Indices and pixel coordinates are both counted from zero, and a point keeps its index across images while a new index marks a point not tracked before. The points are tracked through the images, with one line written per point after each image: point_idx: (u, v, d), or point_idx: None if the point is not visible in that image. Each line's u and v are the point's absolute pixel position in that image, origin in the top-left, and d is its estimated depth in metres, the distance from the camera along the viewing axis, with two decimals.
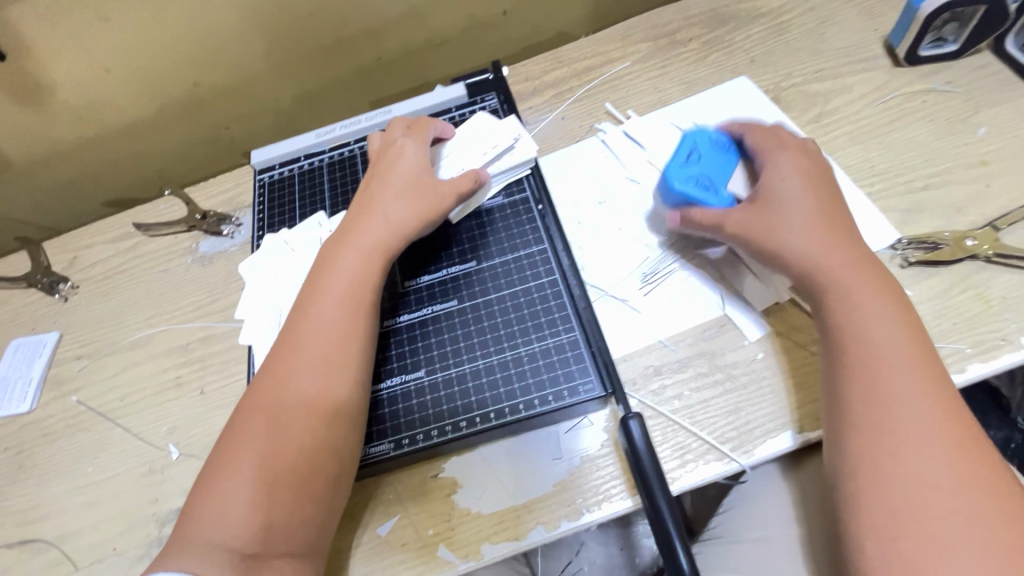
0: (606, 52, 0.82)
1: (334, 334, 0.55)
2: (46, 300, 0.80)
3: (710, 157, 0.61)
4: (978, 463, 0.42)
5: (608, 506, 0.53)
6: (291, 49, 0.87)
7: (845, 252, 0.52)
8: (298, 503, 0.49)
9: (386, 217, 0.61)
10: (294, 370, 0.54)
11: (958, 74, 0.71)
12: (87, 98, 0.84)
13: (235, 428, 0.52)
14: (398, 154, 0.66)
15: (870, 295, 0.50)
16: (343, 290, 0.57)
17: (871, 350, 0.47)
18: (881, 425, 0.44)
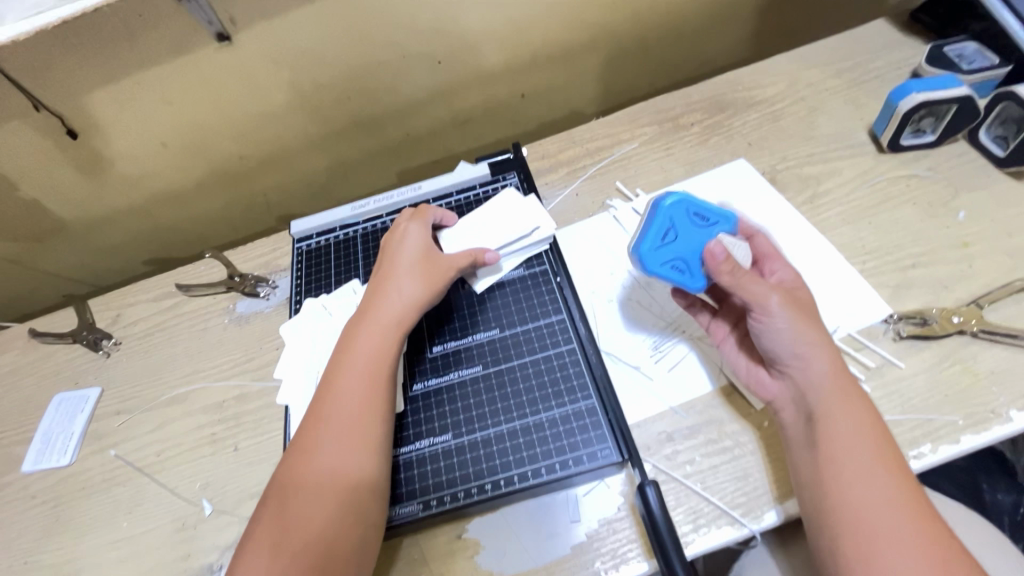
0: (616, 134, 0.90)
1: (355, 408, 0.58)
2: (89, 355, 0.85)
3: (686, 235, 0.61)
4: (954, 562, 0.44)
5: (625, 570, 0.55)
6: (329, 126, 0.96)
7: (828, 353, 0.54)
8: (325, 574, 0.51)
9: (402, 296, 0.65)
10: (319, 444, 0.56)
11: (938, 161, 0.78)
12: (143, 169, 0.92)
13: (264, 502, 0.55)
14: (405, 237, 0.70)
15: (848, 398, 0.53)
16: (365, 365, 0.60)
17: (848, 454, 0.50)
18: (866, 532, 0.46)
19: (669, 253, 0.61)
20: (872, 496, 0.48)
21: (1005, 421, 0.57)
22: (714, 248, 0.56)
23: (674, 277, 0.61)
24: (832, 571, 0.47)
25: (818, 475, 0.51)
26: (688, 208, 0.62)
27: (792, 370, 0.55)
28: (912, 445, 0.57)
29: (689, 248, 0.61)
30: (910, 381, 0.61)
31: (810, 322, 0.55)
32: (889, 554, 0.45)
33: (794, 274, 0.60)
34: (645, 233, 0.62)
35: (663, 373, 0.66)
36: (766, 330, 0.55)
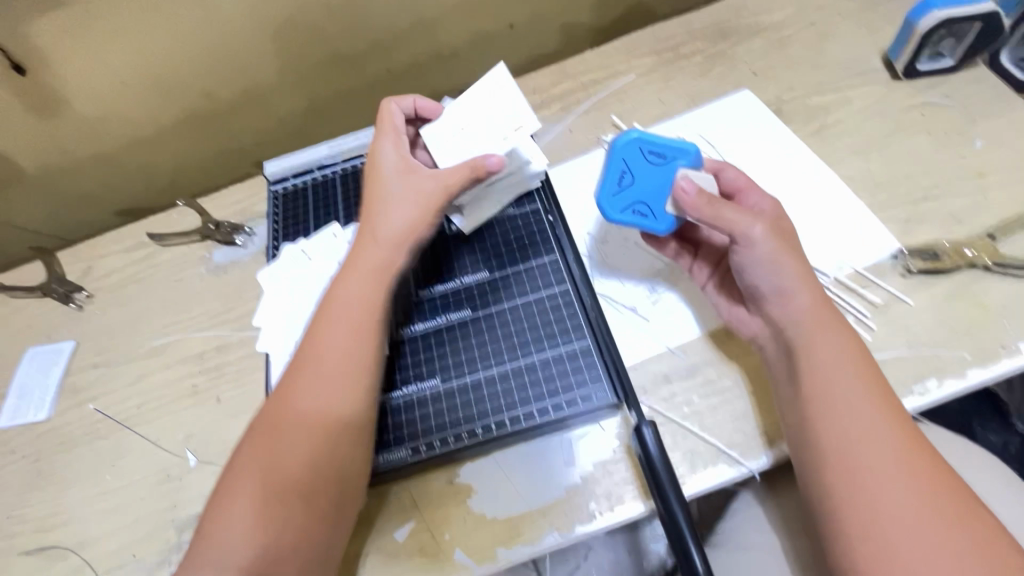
0: (612, 65, 0.84)
1: (335, 357, 0.55)
2: (61, 309, 0.81)
3: (642, 172, 0.56)
4: (944, 490, 0.43)
5: (620, 510, 0.54)
6: (302, 62, 0.88)
7: (810, 284, 0.52)
8: (309, 522, 0.50)
9: (390, 236, 0.59)
10: (303, 392, 0.54)
11: (956, 87, 0.73)
12: (103, 110, 0.85)
13: (240, 452, 0.53)
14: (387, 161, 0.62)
15: (829, 327, 0.50)
16: (351, 312, 0.57)
17: (832, 384, 0.48)
18: (848, 460, 0.45)
19: (629, 198, 0.57)
20: (855, 424, 0.46)
21: (1014, 354, 0.55)
22: (685, 185, 0.54)
23: (637, 222, 0.58)
24: (814, 500, 0.47)
25: (801, 406, 0.49)
26: (642, 145, 0.56)
27: (772, 307, 0.53)
28: (918, 381, 0.55)
29: (650, 189, 0.57)
30: (918, 317, 0.59)
31: (791, 252, 0.53)
32: (869, 480, 0.44)
33: (772, 202, 0.56)
34: (601, 180, 0.58)
35: (659, 313, 0.63)
36: (746, 263, 0.53)
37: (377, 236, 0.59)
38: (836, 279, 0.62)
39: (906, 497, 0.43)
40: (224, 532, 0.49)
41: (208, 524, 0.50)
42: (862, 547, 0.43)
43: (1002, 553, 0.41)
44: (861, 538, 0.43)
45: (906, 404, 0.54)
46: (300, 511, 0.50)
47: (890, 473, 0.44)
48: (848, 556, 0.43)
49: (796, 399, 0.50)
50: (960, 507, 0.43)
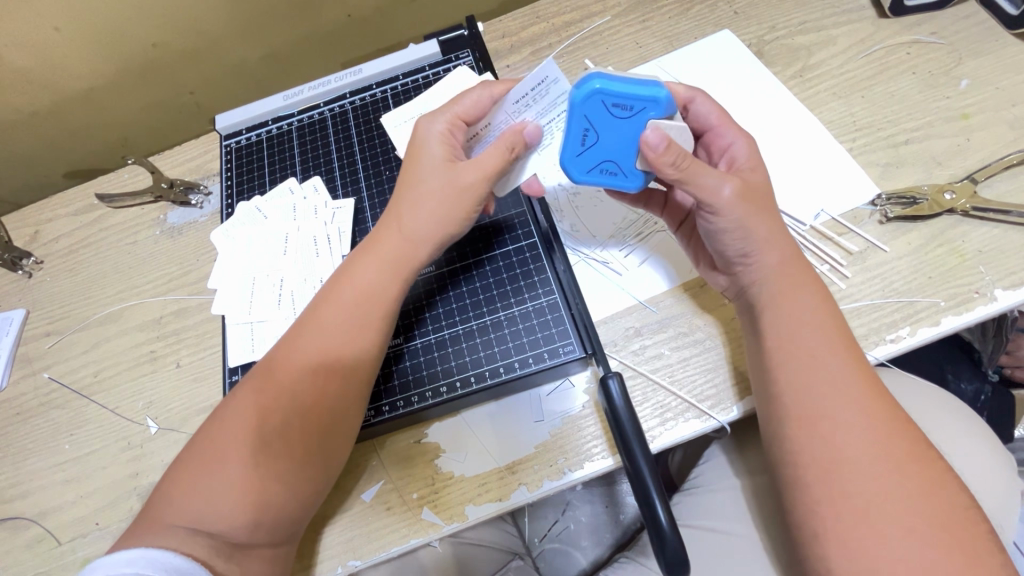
0: (585, 6, 0.79)
1: (343, 348, 0.51)
2: (9, 276, 0.77)
3: (608, 132, 0.48)
4: (902, 436, 0.43)
5: (589, 466, 0.53)
6: (253, 7, 0.81)
7: (779, 246, 0.49)
8: (287, 504, 0.48)
9: (415, 223, 0.52)
10: (299, 377, 0.49)
11: (944, 24, 0.69)
12: (37, 61, 0.77)
13: (218, 423, 0.49)
14: (430, 138, 0.53)
15: (778, 282, 0.48)
16: (367, 301, 0.52)
17: (799, 339, 0.46)
18: (810, 413, 0.44)
19: (597, 157, 0.50)
20: (814, 373, 0.45)
21: (989, 301, 0.54)
22: (652, 138, 0.46)
23: (608, 182, 0.51)
24: (776, 453, 0.46)
25: (765, 364, 0.48)
26: (605, 98, 0.46)
27: (741, 270, 0.51)
28: (890, 329, 0.54)
29: (616, 146, 0.49)
30: (894, 265, 0.57)
31: (758, 213, 0.49)
32: (825, 432, 0.43)
33: (747, 142, 0.53)
34: (563, 138, 0.49)
35: (631, 266, 0.61)
36: (714, 228, 0.50)
37: (403, 223, 0.53)
38: (812, 227, 0.60)
39: (858, 447, 0.42)
40: (191, 502, 0.46)
41: (173, 490, 0.47)
42: (820, 496, 0.42)
43: (951, 498, 0.41)
44: (818, 488, 0.42)
45: (876, 353, 0.54)
46: (277, 494, 0.47)
47: (844, 422, 0.43)
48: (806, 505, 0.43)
49: (761, 354, 0.49)
50: (915, 452, 0.43)
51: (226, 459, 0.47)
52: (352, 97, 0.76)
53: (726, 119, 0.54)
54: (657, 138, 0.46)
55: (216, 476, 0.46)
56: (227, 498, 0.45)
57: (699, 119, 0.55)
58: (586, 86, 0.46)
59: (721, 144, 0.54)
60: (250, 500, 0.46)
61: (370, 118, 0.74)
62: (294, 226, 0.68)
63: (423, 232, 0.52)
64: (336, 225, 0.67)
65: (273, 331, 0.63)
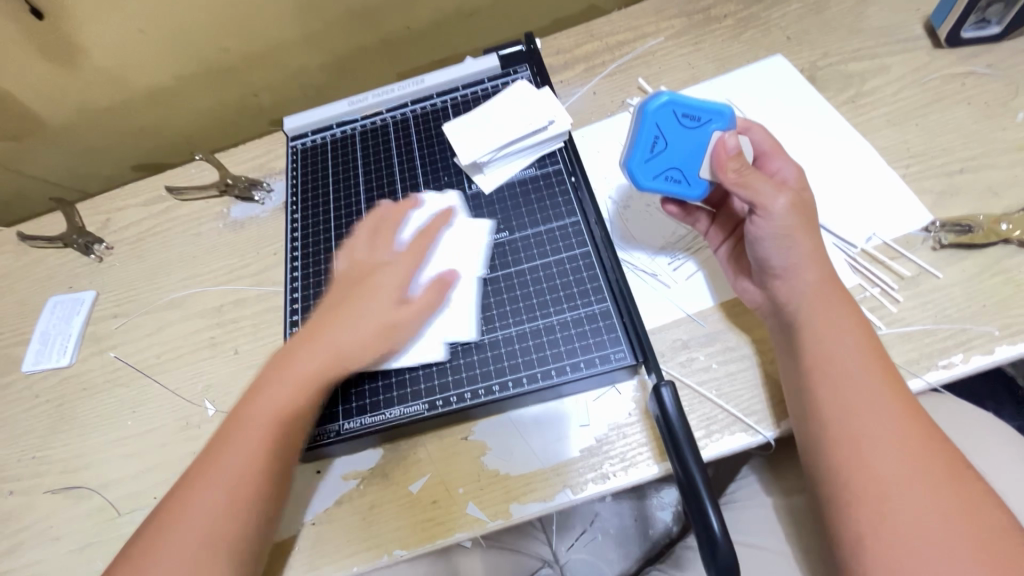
0: (640, 26, 0.81)
1: (249, 454, 0.51)
2: (82, 259, 0.81)
3: (676, 139, 0.55)
4: (939, 458, 0.44)
5: (634, 472, 0.54)
6: (321, 17, 0.86)
7: (818, 260, 0.51)
8: None
9: (335, 347, 0.54)
10: (214, 471, 0.51)
11: (1001, 57, 0.69)
12: (121, 60, 0.83)
13: (172, 504, 0.51)
14: (377, 288, 0.57)
15: (833, 304, 0.50)
16: (265, 418, 0.52)
17: (835, 355, 0.48)
18: (849, 427, 0.46)
19: (661, 164, 0.56)
20: (850, 392, 0.47)
21: None
22: (727, 142, 0.54)
23: (670, 188, 0.57)
24: (813, 469, 0.47)
25: (801, 379, 0.50)
26: (675, 108, 0.54)
27: (779, 285, 0.53)
28: (943, 355, 0.54)
29: (683, 153, 0.56)
30: (947, 291, 0.57)
31: (806, 230, 0.51)
32: (866, 448, 0.44)
33: (796, 168, 0.56)
34: (631, 146, 0.55)
35: (680, 279, 0.62)
36: (758, 235, 0.53)
37: (311, 343, 0.55)
38: (864, 250, 0.61)
39: (901, 465, 0.43)
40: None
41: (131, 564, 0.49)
42: (858, 509, 0.43)
43: (988, 517, 0.42)
44: (852, 497, 0.44)
45: (927, 377, 0.54)
46: None
47: (886, 441, 0.44)
48: (840, 517, 0.44)
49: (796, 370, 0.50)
50: (955, 475, 0.43)
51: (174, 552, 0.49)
52: (413, 105, 0.79)
53: (778, 148, 0.57)
54: (732, 144, 0.54)
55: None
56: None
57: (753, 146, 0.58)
58: (657, 100, 0.54)
59: (771, 169, 0.57)
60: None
61: (430, 126, 0.77)
62: None
63: (345, 366, 0.55)
64: (476, 242, 0.65)
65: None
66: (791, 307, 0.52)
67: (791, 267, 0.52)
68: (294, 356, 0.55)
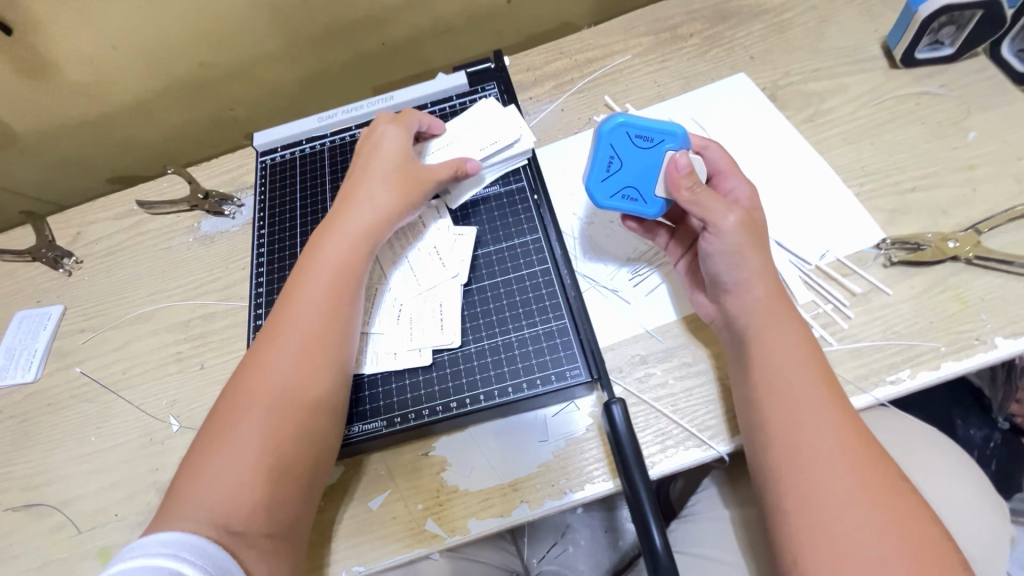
0: (607, 44, 0.83)
1: (312, 324, 0.55)
2: (50, 274, 0.81)
3: (631, 158, 0.58)
4: (879, 475, 0.45)
5: (590, 487, 0.55)
6: (294, 33, 0.87)
7: (766, 278, 0.53)
8: (277, 489, 0.49)
9: (375, 203, 0.61)
10: (274, 355, 0.53)
11: (954, 78, 0.71)
12: (92, 75, 0.83)
13: (235, 384, 0.52)
14: (384, 145, 0.64)
15: (782, 321, 0.51)
16: (327, 279, 0.57)
17: (781, 371, 0.49)
18: (791, 441, 0.47)
19: (617, 184, 0.59)
20: (795, 409, 0.48)
21: (989, 348, 0.55)
22: (680, 161, 0.56)
23: (627, 207, 0.60)
24: (762, 485, 0.48)
25: (750, 394, 0.51)
26: (628, 129, 0.57)
27: (730, 299, 0.54)
28: (890, 370, 0.55)
29: (638, 174, 0.58)
30: (896, 308, 0.58)
31: (755, 247, 0.53)
32: (807, 464, 0.45)
33: (749, 188, 0.58)
34: (590, 167, 0.59)
35: (640, 294, 0.63)
36: (710, 251, 0.54)
37: (360, 206, 0.61)
38: (817, 267, 0.62)
39: (840, 482, 0.44)
40: (204, 492, 0.47)
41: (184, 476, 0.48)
42: (798, 524, 0.44)
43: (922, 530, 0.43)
44: (796, 512, 0.45)
45: (875, 393, 0.55)
46: (277, 466, 0.49)
47: (828, 457, 0.45)
48: (786, 532, 0.45)
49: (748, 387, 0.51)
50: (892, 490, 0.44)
51: (249, 426, 0.50)
52: None
53: (734, 167, 0.59)
54: (683, 162, 0.56)
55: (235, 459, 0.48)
56: (238, 477, 0.47)
57: (710, 165, 0.60)
58: (612, 120, 0.57)
59: (726, 188, 0.59)
60: (254, 481, 0.48)
61: None
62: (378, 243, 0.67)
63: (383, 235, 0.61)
64: (461, 249, 0.66)
65: (388, 346, 0.61)
66: (745, 326, 0.52)
67: (742, 283, 0.53)
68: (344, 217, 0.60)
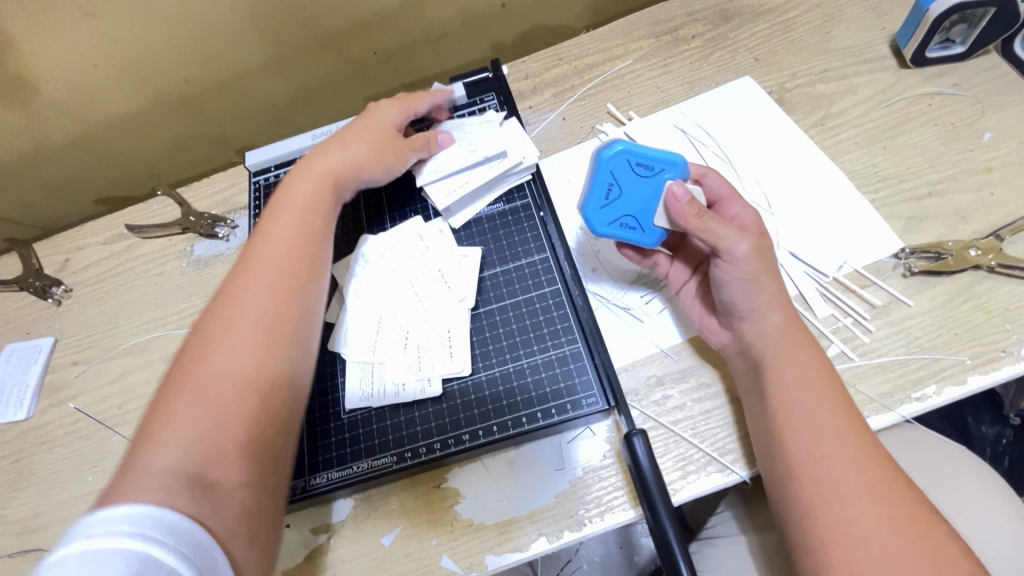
0: (607, 49, 0.80)
1: (285, 263, 0.53)
2: (39, 304, 0.78)
3: (631, 187, 0.56)
4: (904, 503, 0.43)
5: (611, 517, 0.53)
6: (283, 45, 0.84)
7: (782, 303, 0.52)
8: (261, 428, 0.45)
9: (345, 154, 0.62)
10: (246, 289, 0.50)
11: (966, 76, 0.69)
12: (75, 95, 0.80)
13: (202, 327, 0.48)
14: (378, 113, 0.67)
15: (800, 347, 0.50)
16: (299, 222, 0.56)
17: (800, 396, 0.48)
18: (810, 472, 0.45)
19: (616, 211, 0.57)
20: (816, 434, 0.46)
21: (1016, 361, 0.54)
22: (677, 190, 0.54)
23: (624, 235, 0.58)
24: (783, 515, 0.46)
25: (767, 423, 0.49)
26: (629, 157, 0.55)
27: (746, 326, 0.53)
28: (916, 387, 0.54)
29: (638, 202, 0.56)
30: (919, 320, 0.57)
31: (768, 272, 0.52)
32: (830, 491, 0.44)
33: (753, 213, 0.57)
34: (587, 193, 0.57)
35: (653, 312, 0.62)
36: (724, 278, 0.53)
37: (333, 158, 0.62)
38: (835, 278, 0.60)
39: (863, 510, 0.42)
40: (175, 429, 0.41)
41: (144, 437, 0.42)
42: (828, 556, 0.42)
43: (951, 556, 0.41)
44: (824, 548, 0.42)
45: (901, 411, 0.53)
46: (259, 402, 0.45)
47: (854, 484, 0.43)
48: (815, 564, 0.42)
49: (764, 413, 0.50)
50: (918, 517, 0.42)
51: (224, 355, 0.46)
52: None
53: (735, 193, 0.58)
54: (682, 191, 0.54)
55: (207, 405, 0.43)
56: (215, 407, 0.43)
57: (710, 193, 0.59)
58: (611, 148, 0.55)
59: (730, 215, 0.58)
60: (233, 408, 0.44)
61: None
62: (386, 268, 0.65)
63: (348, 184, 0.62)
64: (468, 272, 0.63)
65: (394, 377, 0.59)
66: (762, 353, 0.51)
67: (756, 308, 0.52)
68: (311, 170, 0.61)
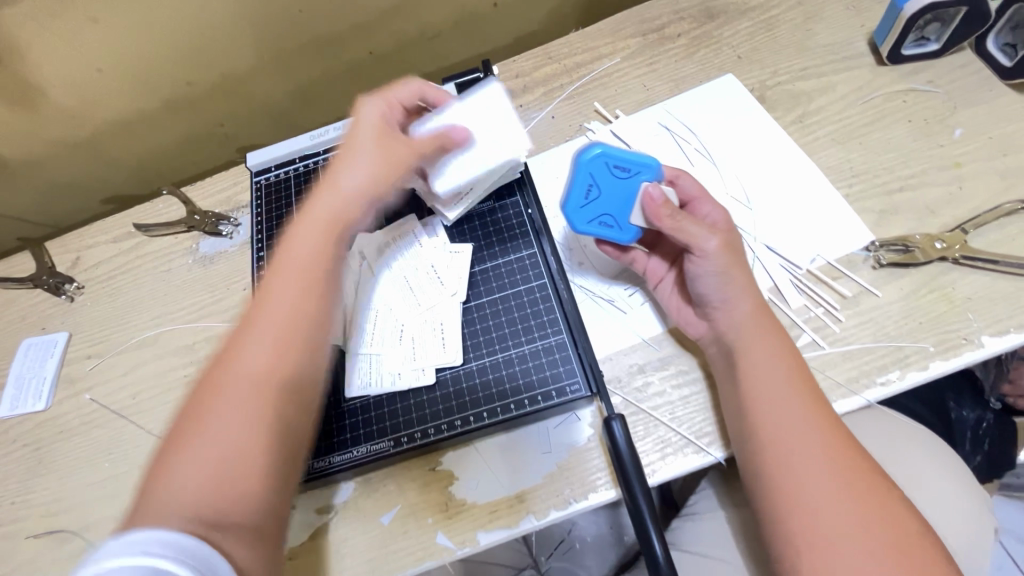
0: (595, 47, 0.83)
1: (285, 315, 0.51)
2: (52, 300, 0.82)
3: (609, 187, 0.58)
4: (861, 477, 0.47)
5: (594, 496, 0.57)
6: (281, 47, 0.86)
7: (753, 293, 0.55)
8: (260, 488, 0.45)
9: (351, 181, 0.58)
10: (246, 346, 0.49)
11: (940, 73, 0.72)
12: (81, 98, 0.83)
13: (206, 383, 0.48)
14: (365, 119, 0.61)
15: (768, 335, 0.53)
16: (302, 266, 0.53)
17: (767, 380, 0.51)
18: (775, 449, 0.49)
19: (595, 209, 0.59)
20: (781, 415, 0.49)
21: (975, 347, 0.57)
22: (653, 192, 0.57)
23: (602, 234, 0.60)
24: (752, 488, 0.50)
25: (737, 405, 0.53)
26: (607, 160, 0.57)
27: (718, 315, 0.56)
28: (880, 372, 0.57)
29: (615, 202, 0.59)
30: (886, 309, 0.60)
31: (739, 266, 0.56)
32: (792, 466, 0.47)
33: (723, 212, 0.60)
34: (568, 192, 0.59)
35: (636, 304, 0.65)
36: (697, 272, 0.56)
37: (338, 185, 0.58)
38: (808, 270, 0.63)
39: (823, 483, 0.46)
40: (176, 489, 0.42)
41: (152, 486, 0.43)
42: (789, 524, 0.46)
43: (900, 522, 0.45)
44: (786, 517, 0.46)
45: (867, 395, 0.57)
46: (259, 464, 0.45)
47: (815, 460, 0.47)
48: (779, 532, 0.46)
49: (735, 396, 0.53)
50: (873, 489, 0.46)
51: (224, 417, 0.46)
52: None
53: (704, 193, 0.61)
54: (658, 192, 0.57)
55: (210, 460, 0.44)
56: (214, 472, 0.43)
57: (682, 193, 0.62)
58: (591, 151, 0.57)
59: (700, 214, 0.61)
60: (232, 473, 0.44)
61: None
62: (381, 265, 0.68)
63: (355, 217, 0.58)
64: (460, 267, 0.67)
65: (390, 367, 0.63)
66: (734, 343, 0.54)
67: (728, 299, 0.55)
68: (317, 201, 0.58)
